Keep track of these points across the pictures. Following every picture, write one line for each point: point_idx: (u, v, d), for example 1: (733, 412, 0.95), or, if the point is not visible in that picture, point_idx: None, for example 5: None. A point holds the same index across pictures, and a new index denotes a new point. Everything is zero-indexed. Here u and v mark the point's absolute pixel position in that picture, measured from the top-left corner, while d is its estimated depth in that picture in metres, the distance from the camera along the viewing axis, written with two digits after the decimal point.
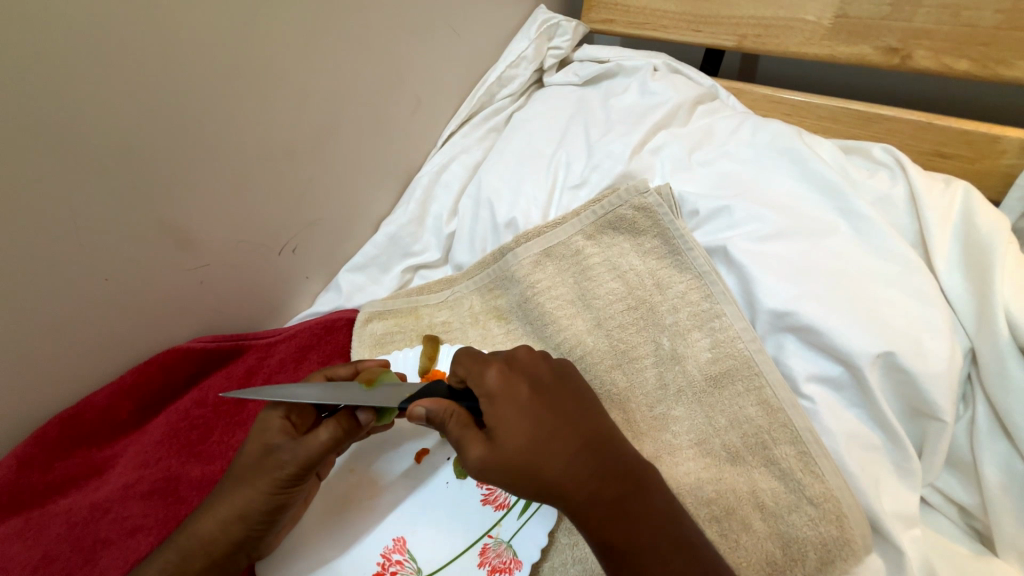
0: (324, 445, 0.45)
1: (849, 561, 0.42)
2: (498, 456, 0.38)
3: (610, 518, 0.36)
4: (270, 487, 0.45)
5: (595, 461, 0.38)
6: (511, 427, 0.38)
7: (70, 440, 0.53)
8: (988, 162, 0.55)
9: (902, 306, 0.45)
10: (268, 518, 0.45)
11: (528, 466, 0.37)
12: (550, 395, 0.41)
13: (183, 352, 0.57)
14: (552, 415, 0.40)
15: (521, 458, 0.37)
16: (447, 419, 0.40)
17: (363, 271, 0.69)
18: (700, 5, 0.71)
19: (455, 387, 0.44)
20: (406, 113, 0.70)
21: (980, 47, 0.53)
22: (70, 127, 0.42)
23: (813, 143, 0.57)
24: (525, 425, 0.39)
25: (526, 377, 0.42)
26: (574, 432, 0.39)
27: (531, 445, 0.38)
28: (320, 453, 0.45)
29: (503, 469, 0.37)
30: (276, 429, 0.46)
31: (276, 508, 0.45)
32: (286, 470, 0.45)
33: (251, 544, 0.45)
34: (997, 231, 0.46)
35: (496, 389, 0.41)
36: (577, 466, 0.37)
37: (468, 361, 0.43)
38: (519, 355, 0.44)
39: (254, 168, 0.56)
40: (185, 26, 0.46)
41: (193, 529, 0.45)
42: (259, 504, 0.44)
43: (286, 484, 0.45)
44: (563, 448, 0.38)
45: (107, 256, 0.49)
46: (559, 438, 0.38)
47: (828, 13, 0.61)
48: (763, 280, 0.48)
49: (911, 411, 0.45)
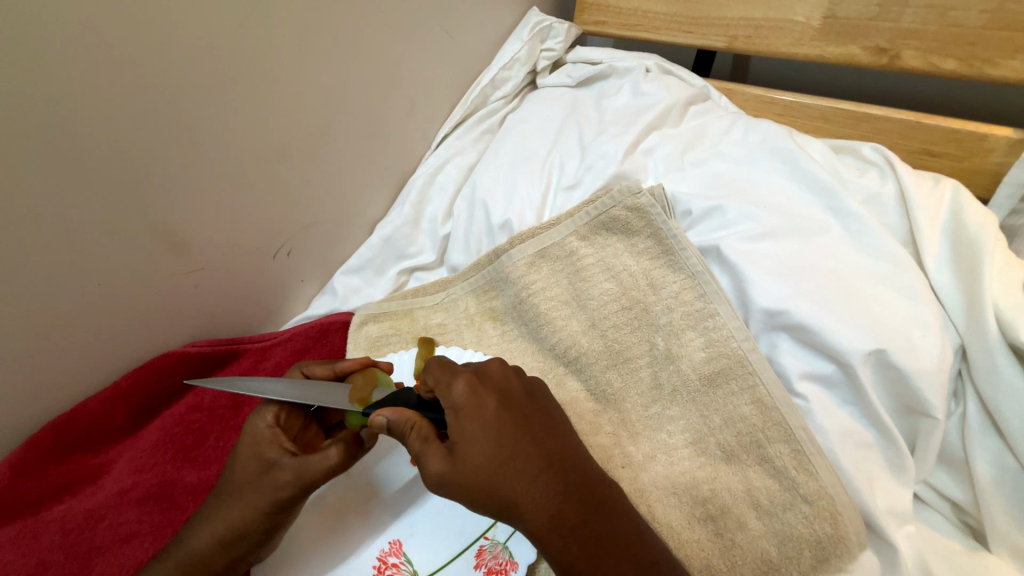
0: (327, 469, 0.44)
1: (843, 558, 0.42)
2: (457, 473, 0.38)
3: (571, 541, 0.36)
4: (268, 501, 0.44)
5: (557, 482, 0.38)
6: (471, 445, 0.38)
7: (65, 446, 0.53)
8: (976, 160, 0.55)
9: (893, 304, 0.45)
10: (269, 533, 0.45)
11: (487, 485, 0.37)
12: (517, 411, 0.41)
13: (178, 357, 0.57)
14: (517, 431, 0.39)
15: (480, 476, 0.38)
16: (406, 432, 0.40)
17: (358, 273, 0.69)
18: (691, 6, 0.72)
19: (425, 398, 0.44)
20: (400, 116, 0.70)
21: (966, 46, 0.53)
22: (62, 132, 0.42)
23: (804, 143, 0.57)
24: (487, 443, 0.38)
25: (495, 391, 0.41)
26: (537, 450, 0.39)
27: (492, 464, 0.38)
28: (322, 476, 0.44)
29: (461, 487, 0.38)
30: (269, 442, 0.46)
31: (267, 528, 0.45)
32: (287, 491, 0.44)
33: (249, 555, 0.46)
34: (984, 229, 0.46)
35: (462, 403, 0.40)
36: (538, 487, 0.38)
37: (438, 371, 0.43)
38: (490, 368, 0.44)
39: (247, 172, 0.56)
40: (176, 29, 0.45)
41: (192, 540, 0.45)
42: (257, 522, 0.44)
43: (288, 504, 0.44)
44: (523, 467, 0.38)
45: (101, 262, 0.49)
46: (522, 457, 0.38)
47: (818, 13, 0.62)
48: (756, 279, 0.48)
49: (904, 408, 0.46)
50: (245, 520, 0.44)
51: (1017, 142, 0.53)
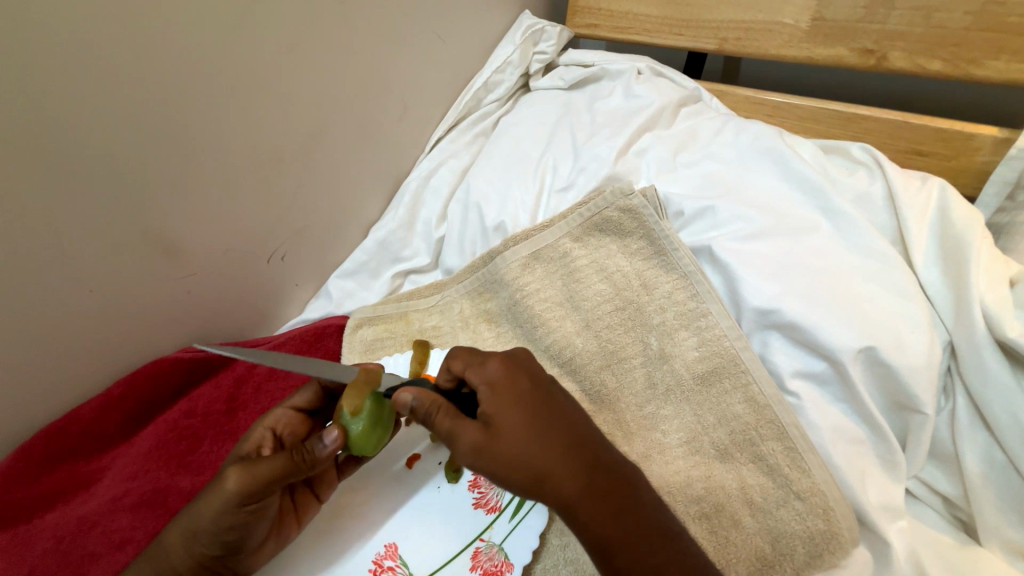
0: (277, 466, 0.42)
1: (836, 554, 0.43)
2: (496, 444, 0.38)
3: (601, 512, 0.37)
4: (223, 504, 0.42)
5: (587, 456, 0.38)
6: (510, 415, 0.39)
7: (59, 453, 0.53)
8: (963, 159, 0.56)
9: (882, 301, 0.46)
10: (228, 540, 0.43)
11: (524, 457, 0.37)
12: (547, 392, 0.42)
13: (173, 362, 0.56)
14: (549, 409, 0.40)
15: (517, 448, 0.37)
16: (433, 412, 0.40)
17: (353, 277, 0.69)
18: (681, 9, 0.72)
19: (443, 387, 0.44)
20: (394, 120, 0.70)
21: (950, 47, 0.54)
22: (56, 135, 0.42)
23: (794, 144, 0.58)
24: (525, 421, 0.39)
25: (525, 371, 0.43)
26: (565, 427, 0.39)
27: (528, 436, 0.38)
28: (271, 477, 0.42)
29: (494, 463, 0.38)
30: (255, 440, 0.47)
31: (220, 531, 0.42)
32: (236, 490, 0.42)
33: (213, 563, 0.44)
34: (971, 226, 0.47)
35: (498, 378, 0.41)
36: (569, 462, 0.38)
37: (467, 355, 0.44)
38: (518, 353, 0.45)
39: (242, 177, 0.56)
40: (172, 37, 0.46)
41: (171, 539, 0.44)
42: (207, 522, 0.42)
43: (237, 506, 0.42)
44: (558, 442, 0.38)
45: (95, 268, 0.49)
46: (553, 433, 0.39)
47: (805, 16, 0.62)
48: (748, 278, 0.48)
49: (894, 404, 0.46)
50: (198, 520, 0.42)
51: (1002, 142, 0.54)
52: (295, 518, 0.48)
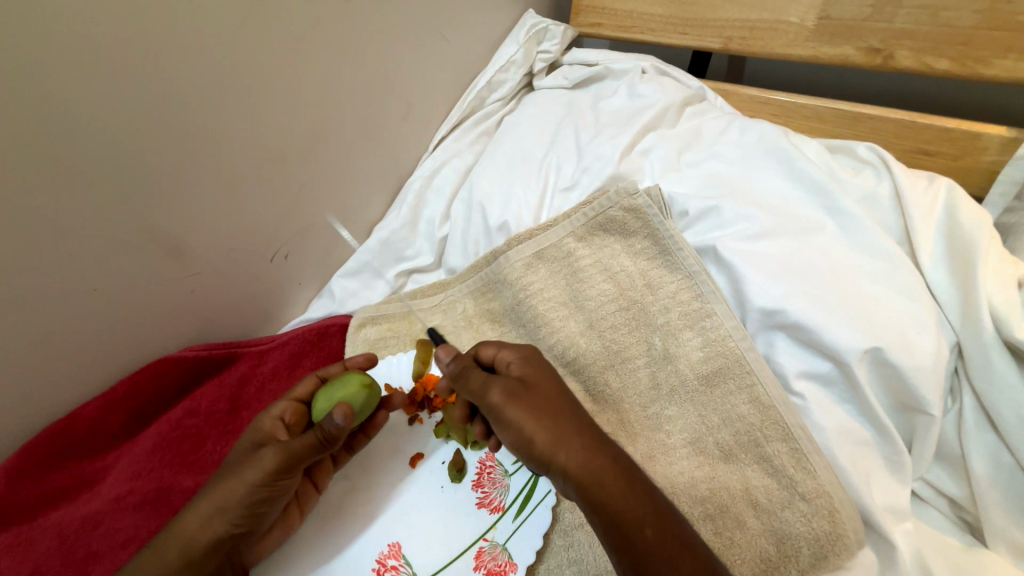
0: (310, 442, 0.45)
1: (840, 557, 0.43)
2: (527, 399, 0.43)
3: (604, 487, 0.39)
4: (256, 478, 0.43)
5: (595, 441, 0.41)
6: (542, 384, 0.44)
7: (63, 451, 0.53)
8: (971, 159, 0.56)
9: (888, 302, 0.45)
10: (256, 513, 0.45)
11: (548, 412, 0.42)
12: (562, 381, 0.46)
13: (176, 361, 0.57)
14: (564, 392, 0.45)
15: (544, 406, 0.42)
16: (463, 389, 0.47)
17: (356, 276, 0.68)
18: (685, 7, 0.72)
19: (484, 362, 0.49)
20: (398, 119, 0.70)
21: (957, 46, 0.54)
22: (59, 134, 0.42)
23: (799, 143, 0.57)
24: (548, 392, 0.44)
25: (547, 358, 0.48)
26: (575, 413, 0.43)
27: (551, 400, 0.43)
28: (306, 451, 0.45)
29: (515, 412, 0.42)
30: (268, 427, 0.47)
31: (254, 504, 0.44)
32: (272, 465, 0.44)
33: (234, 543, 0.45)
34: (979, 227, 0.47)
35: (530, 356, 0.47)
36: (578, 438, 0.41)
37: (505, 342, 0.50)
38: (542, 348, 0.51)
39: (246, 176, 0.56)
40: (174, 36, 0.46)
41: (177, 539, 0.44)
42: (243, 496, 0.44)
43: (272, 481, 0.44)
44: (573, 417, 0.42)
45: (99, 268, 0.49)
46: (568, 411, 0.43)
47: (811, 15, 0.62)
48: (753, 278, 0.48)
49: (900, 406, 0.46)
50: (230, 496, 0.44)
51: (1011, 142, 0.53)
52: (298, 507, 0.50)
